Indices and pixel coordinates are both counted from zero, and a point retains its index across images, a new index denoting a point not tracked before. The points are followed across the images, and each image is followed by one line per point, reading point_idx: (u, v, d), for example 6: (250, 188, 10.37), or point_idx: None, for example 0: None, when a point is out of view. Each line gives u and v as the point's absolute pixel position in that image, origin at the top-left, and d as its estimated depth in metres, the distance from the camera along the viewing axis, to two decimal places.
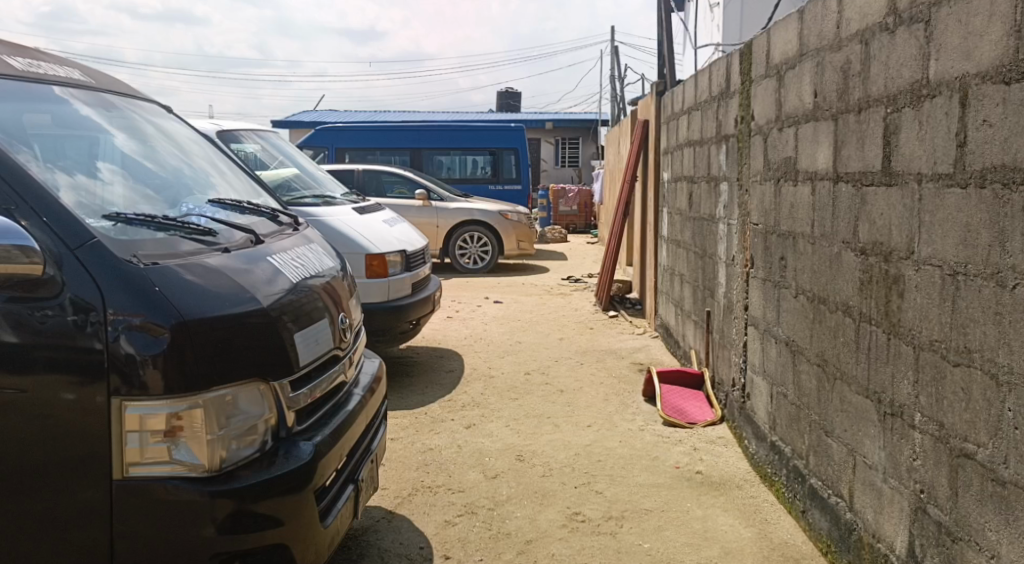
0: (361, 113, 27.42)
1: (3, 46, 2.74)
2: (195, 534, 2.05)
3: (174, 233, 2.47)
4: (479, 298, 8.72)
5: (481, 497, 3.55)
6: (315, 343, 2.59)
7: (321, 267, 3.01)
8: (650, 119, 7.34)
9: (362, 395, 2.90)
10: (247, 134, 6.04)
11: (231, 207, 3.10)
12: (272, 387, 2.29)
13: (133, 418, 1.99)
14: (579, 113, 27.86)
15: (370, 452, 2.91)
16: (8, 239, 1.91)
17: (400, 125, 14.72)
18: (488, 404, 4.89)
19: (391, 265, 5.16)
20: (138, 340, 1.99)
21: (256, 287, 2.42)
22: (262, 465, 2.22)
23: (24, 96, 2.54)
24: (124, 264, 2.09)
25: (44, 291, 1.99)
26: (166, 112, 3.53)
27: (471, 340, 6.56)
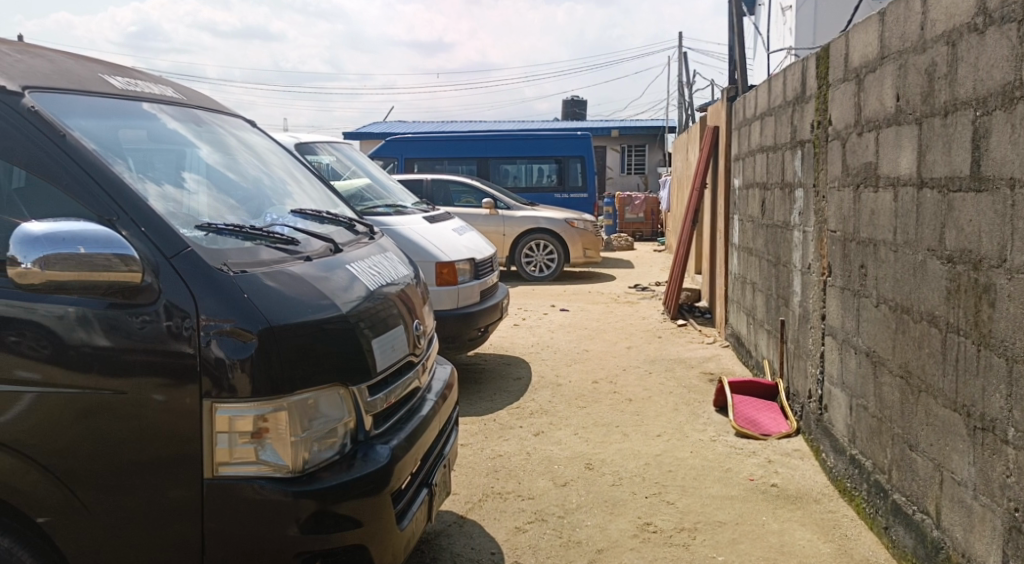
0: (428, 124, 27.87)
1: (104, 67, 2.92)
2: (281, 533, 2.13)
3: (259, 242, 2.57)
4: (546, 306, 8.74)
5: (551, 505, 3.55)
6: (391, 348, 2.65)
7: (396, 275, 3.08)
8: (720, 125, 7.23)
9: (434, 400, 2.95)
10: (324, 146, 6.22)
11: (310, 217, 3.21)
12: (350, 391, 2.35)
13: (223, 419, 2.09)
14: (646, 121, 27.64)
15: (443, 457, 2.95)
16: (111, 249, 2.04)
17: (467, 136, 14.91)
18: (556, 412, 4.89)
19: (460, 273, 5.24)
20: (228, 345, 2.09)
21: (335, 294, 2.50)
22: (342, 468, 2.28)
23: (120, 112, 2.69)
24: (215, 272, 2.18)
25: (142, 298, 2.10)
26: (248, 125, 3.68)
27: (538, 348, 6.58)
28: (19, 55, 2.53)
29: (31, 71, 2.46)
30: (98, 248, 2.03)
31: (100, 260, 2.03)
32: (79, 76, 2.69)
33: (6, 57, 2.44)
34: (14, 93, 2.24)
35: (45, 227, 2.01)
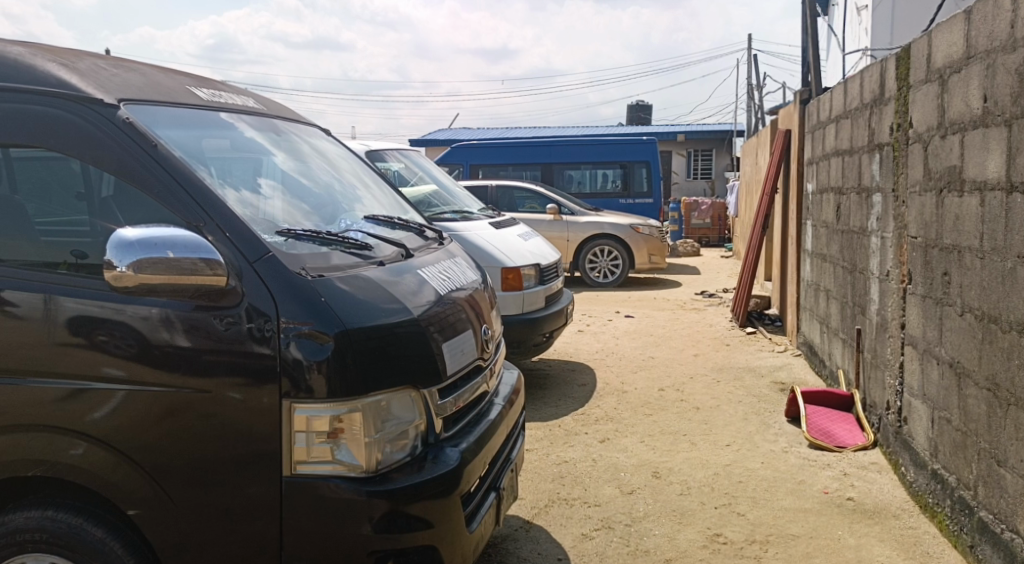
0: (492, 131, 28.09)
1: (192, 80, 3.07)
2: (355, 531, 2.17)
3: (335, 247, 2.64)
4: (611, 312, 8.68)
5: (618, 513, 3.53)
6: (461, 352, 2.68)
7: (465, 280, 3.12)
8: (792, 128, 7.06)
9: (502, 405, 2.97)
10: (393, 154, 6.33)
11: (382, 223, 3.28)
12: (421, 394, 2.39)
13: (301, 419, 2.16)
14: (713, 125, 27.23)
15: (510, 461, 2.97)
16: (198, 253, 2.13)
17: (531, 142, 14.97)
18: (622, 419, 4.86)
19: (525, 279, 5.26)
20: (306, 346, 2.16)
21: (407, 298, 2.55)
22: (413, 469, 2.32)
23: (206, 122, 2.81)
24: (295, 275, 2.25)
25: (227, 301, 2.19)
26: (322, 133, 3.79)
27: (603, 354, 6.55)
28: (115, 70, 2.67)
29: (125, 84, 2.59)
30: (185, 252, 2.12)
31: (186, 263, 2.12)
32: (169, 88, 2.82)
33: (103, 71, 2.58)
34: (111, 105, 2.36)
35: (139, 233, 2.12)
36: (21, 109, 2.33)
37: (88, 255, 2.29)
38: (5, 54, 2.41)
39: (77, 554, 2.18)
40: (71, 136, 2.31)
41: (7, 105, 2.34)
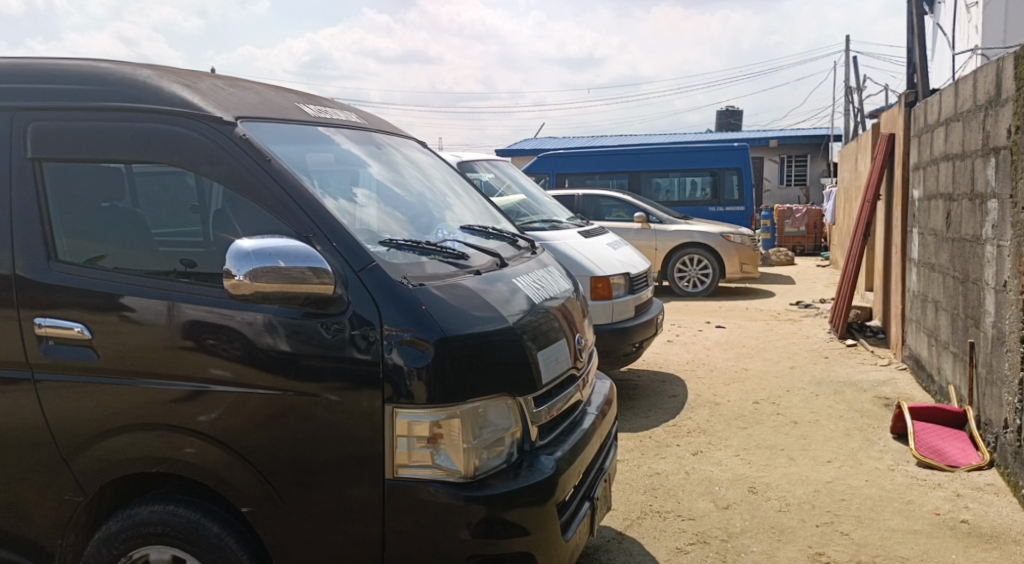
0: (578, 140, 28.10)
1: (300, 97, 3.22)
2: (454, 535, 2.21)
3: (433, 256, 2.70)
4: (700, 322, 8.51)
5: (713, 527, 3.45)
6: (555, 361, 2.70)
7: (557, 289, 3.13)
8: (896, 133, 6.77)
9: (595, 414, 2.97)
10: (483, 164, 6.43)
11: (477, 233, 3.34)
12: (518, 402, 2.42)
13: (402, 424, 2.22)
14: (807, 130, 26.38)
15: (604, 471, 2.95)
16: (307, 263, 2.22)
17: (618, 150, 14.89)
18: (715, 432, 4.76)
19: (615, 288, 5.23)
20: (408, 353, 2.22)
21: (503, 306, 2.58)
22: (510, 476, 2.34)
23: (314, 137, 2.94)
24: (398, 284, 2.32)
25: (334, 308, 2.27)
26: (418, 145, 3.90)
27: (694, 365, 6.43)
28: (232, 89, 2.83)
29: (241, 103, 2.74)
30: (296, 262, 2.22)
31: (296, 272, 2.22)
32: (280, 105, 2.97)
33: (222, 91, 2.74)
34: (230, 123, 2.50)
35: (255, 243, 2.24)
36: (147, 127, 2.48)
37: (197, 264, 2.43)
38: (135, 77, 2.58)
39: (197, 548, 2.31)
40: (193, 152, 2.46)
41: (135, 124, 2.49)
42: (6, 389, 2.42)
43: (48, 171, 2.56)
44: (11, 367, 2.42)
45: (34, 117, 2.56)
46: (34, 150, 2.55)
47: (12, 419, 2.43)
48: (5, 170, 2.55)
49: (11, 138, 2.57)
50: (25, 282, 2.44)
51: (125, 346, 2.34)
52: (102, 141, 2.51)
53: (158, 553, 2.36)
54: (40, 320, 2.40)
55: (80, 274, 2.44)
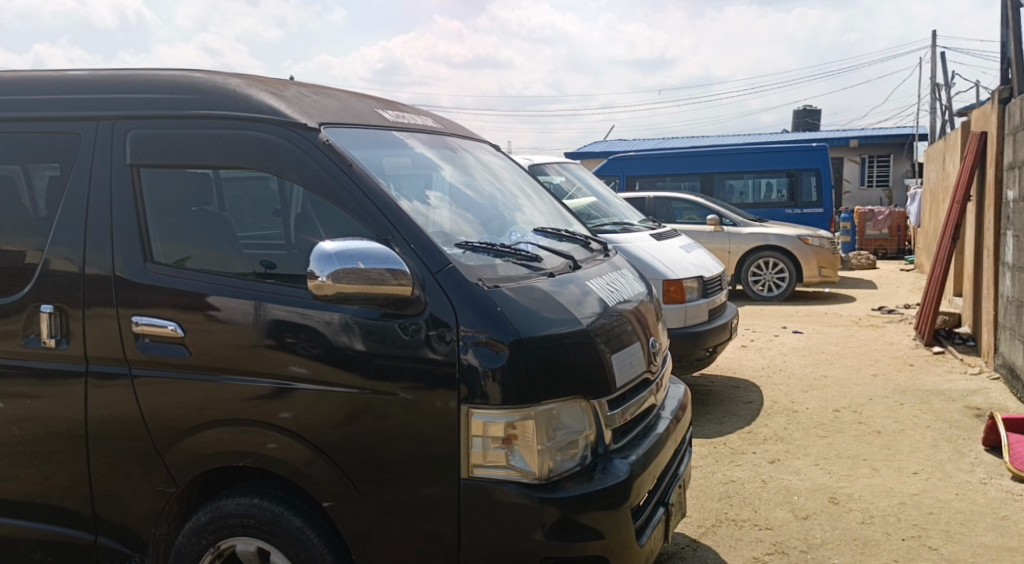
0: (649, 142, 27.80)
1: (379, 103, 3.31)
2: (528, 537, 2.22)
3: (507, 258, 2.72)
4: (776, 328, 8.29)
5: (792, 538, 3.36)
6: (629, 365, 2.68)
7: (631, 292, 3.11)
8: (989, 131, 6.46)
9: (669, 419, 2.93)
10: (554, 167, 6.44)
11: (550, 235, 3.35)
12: (591, 405, 2.41)
13: (478, 424, 2.25)
14: (890, 130, 25.40)
15: (678, 477, 2.91)
16: (386, 265, 2.27)
17: (690, 152, 14.67)
18: (793, 440, 4.62)
19: (688, 291, 5.16)
20: (483, 354, 2.24)
21: (577, 309, 2.58)
22: (583, 479, 2.33)
23: (393, 142, 3.00)
24: (475, 286, 2.34)
25: (411, 309, 2.31)
26: (491, 148, 3.95)
27: (770, 372, 6.27)
28: (315, 96, 2.92)
29: (324, 109, 2.83)
30: (375, 264, 2.27)
31: (375, 274, 2.27)
32: (360, 111, 3.05)
33: (306, 98, 2.83)
34: (313, 129, 2.59)
35: (337, 246, 2.31)
36: (236, 135, 2.59)
37: (277, 266, 2.51)
38: (226, 86, 2.69)
39: (280, 540, 2.39)
40: (279, 158, 2.55)
41: (225, 131, 2.60)
42: (106, 383, 2.55)
43: (144, 177, 2.68)
44: (110, 363, 2.55)
45: (132, 125, 2.70)
46: (132, 156, 2.68)
47: (111, 413, 2.56)
48: (105, 175, 2.68)
49: (110, 145, 2.70)
50: (123, 282, 2.56)
51: (214, 344, 2.44)
52: (195, 147, 2.62)
53: (244, 544, 2.46)
54: (138, 318, 2.52)
55: (173, 275, 2.55)
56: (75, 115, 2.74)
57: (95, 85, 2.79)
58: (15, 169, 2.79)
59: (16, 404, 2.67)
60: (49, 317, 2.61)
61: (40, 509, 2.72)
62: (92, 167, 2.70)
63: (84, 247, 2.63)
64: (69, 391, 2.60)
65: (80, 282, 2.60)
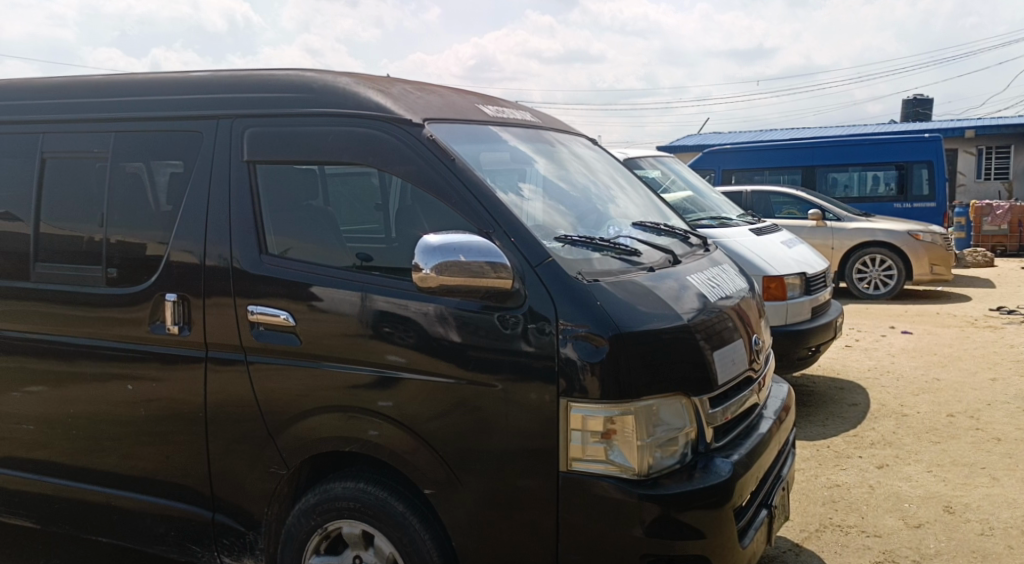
0: (746, 134, 27.01)
1: (481, 99, 3.37)
2: (627, 532, 2.20)
3: (606, 253, 2.70)
4: (884, 327, 7.92)
5: (904, 546, 3.21)
6: (731, 362, 2.61)
7: (732, 288, 3.04)
8: None
9: (772, 419, 2.85)
10: (649, 161, 6.38)
11: (648, 230, 3.31)
12: (692, 402, 2.37)
13: (577, 418, 2.25)
14: (1011, 119, 23.73)
15: (782, 479, 2.83)
16: (487, 258, 2.30)
17: (790, 144, 14.16)
18: (903, 444, 4.41)
19: (790, 288, 4.99)
20: (582, 348, 2.24)
21: (677, 304, 2.54)
22: (683, 477, 2.30)
23: (493, 137, 3.03)
24: (574, 279, 2.34)
25: (511, 302, 2.33)
26: (588, 142, 3.94)
27: (877, 373, 6.00)
28: (419, 93, 2.99)
29: (428, 105, 2.90)
30: (477, 257, 2.30)
31: (475, 266, 2.30)
32: (462, 107, 3.10)
33: (410, 95, 2.90)
34: (418, 125, 2.65)
35: (440, 239, 2.35)
36: (344, 131, 2.68)
37: (379, 259, 2.58)
38: (336, 84, 2.79)
39: (384, 524, 2.47)
40: (384, 153, 2.62)
41: (335, 128, 2.69)
42: (224, 369, 2.70)
43: (260, 173, 2.81)
44: (228, 350, 2.69)
45: (249, 124, 2.83)
46: (249, 153, 2.82)
47: (228, 397, 2.70)
48: (224, 171, 2.83)
49: (229, 143, 2.84)
50: (240, 273, 2.69)
51: (322, 333, 2.53)
52: (306, 144, 2.73)
53: (349, 526, 2.55)
54: (253, 307, 2.65)
55: (284, 266, 2.66)
56: (198, 115, 2.90)
57: (216, 85, 2.94)
58: (142, 167, 2.98)
59: (144, 387, 2.86)
60: (173, 305, 2.78)
61: (164, 485, 2.90)
62: (213, 164, 2.85)
63: (204, 240, 2.78)
64: (190, 375, 2.76)
65: (201, 273, 2.76)
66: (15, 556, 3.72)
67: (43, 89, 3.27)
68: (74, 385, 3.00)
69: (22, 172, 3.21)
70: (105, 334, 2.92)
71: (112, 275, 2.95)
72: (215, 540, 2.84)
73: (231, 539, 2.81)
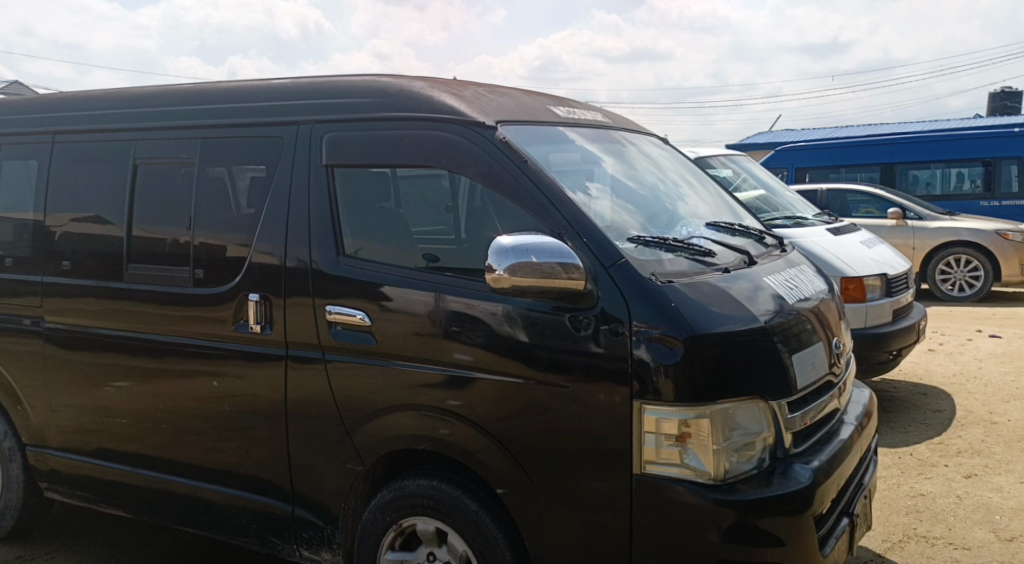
0: (820, 131, 26.24)
1: (552, 100, 3.38)
2: (703, 537, 2.17)
3: (680, 253, 2.66)
4: (970, 331, 7.57)
5: (994, 560, 3.06)
6: (809, 366, 2.55)
7: (811, 290, 2.96)
8: None
9: (854, 425, 2.76)
10: (720, 159, 6.27)
11: (722, 230, 3.26)
12: (770, 406, 2.32)
13: (651, 420, 2.22)
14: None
15: (864, 487, 2.74)
16: (559, 258, 2.28)
17: (868, 140, 13.70)
18: (992, 453, 4.20)
19: (870, 290, 4.83)
20: (657, 350, 2.21)
21: (754, 305, 2.48)
22: (761, 483, 2.25)
23: (564, 138, 3.04)
24: (648, 280, 2.32)
25: (583, 303, 2.33)
26: (658, 142, 3.91)
27: (963, 379, 5.74)
28: (493, 95, 3.02)
29: (501, 107, 2.92)
30: (549, 257, 2.29)
31: (548, 267, 2.29)
32: (534, 109, 3.12)
33: (483, 97, 2.93)
34: (490, 127, 2.67)
35: (513, 240, 2.35)
36: (420, 134, 2.73)
37: (451, 260, 2.61)
38: (411, 88, 2.84)
39: (457, 522, 2.50)
40: (458, 155, 2.66)
41: (410, 132, 2.74)
42: (303, 367, 2.78)
43: (337, 176, 2.88)
44: (307, 348, 2.77)
45: (328, 128, 2.91)
46: (328, 157, 2.89)
47: (307, 394, 2.78)
48: (304, 175, 2.91)
49: (308, 147, 2.92)
50: (319, 274, 2.77)
51: (397, 333, 2.58)
52: (382, 148, 2.79)
53: (424, 523, 2.59)
54: (331, 307, 2.72)
55: (360, 266, 2.72)
56: (278, 121, 3.00)
57: (297, 91, 3.03)
58: (227, 172, 3.09)
59: (228, 383, 2.97)
60: (255, 305, 2.88)
61: (246, 478, 3.00)
62: (293, 168, 2.94)
63: (285, 242, 2.87)
64: (271, 373, 2.85)
65: (282, 273, 2.85)
66: (108, 544, 3.90)
67: (135, 99, 3.43)
68: (163, 381, 3.14)
69: (117, 178, 3.38)
70: (192, 332, 3.05)
71: (199, 276, 3.06)
72: (295, 533, 2.92)
73: (309, 533, 2.88)
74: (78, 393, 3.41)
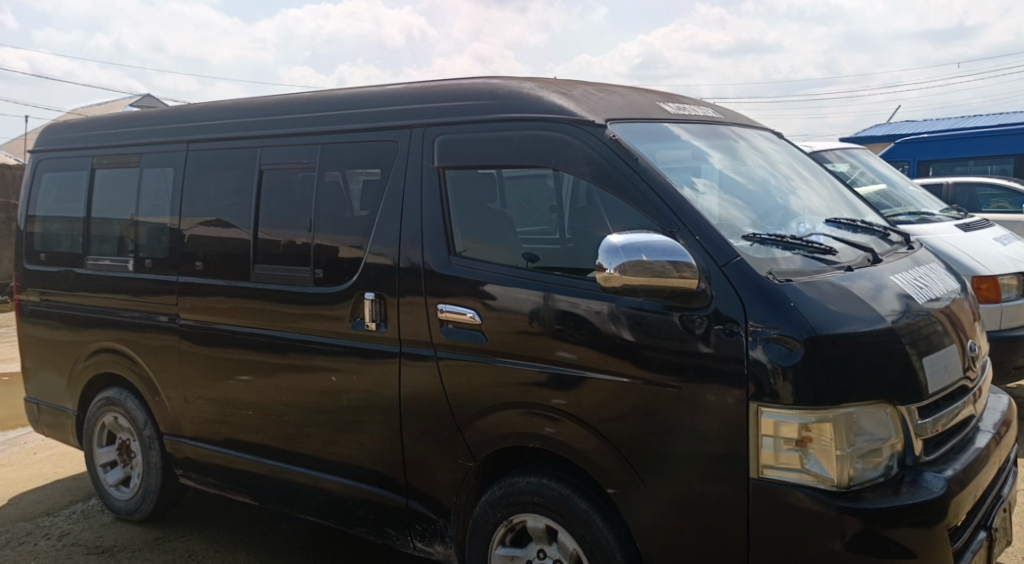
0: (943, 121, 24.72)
1: (661, 97, 3.34)
2: (825, 546, 2.08)
3: (798, 251, 2.56)
4: None
5: None
6: (942, 370, 2.40)
7: (941, 289, 2.78)
8: None
9: (992, 434, 2.58)
10: (835, 154, 6.02)
11: (843, 227, 3.12)
12: (898, 411, 2.20)
13: (769, 423, 2.15)
14: None
15: (1003, 500, 2.55)
16: (671, 257, 2.25)
17: (1000, 130, 12.78)
18: None
19: (1005, 289, 4.51)
20: (775, 351, 2.14)
21: (880, 305, 2.36)
22: (889, 491, 2.13)
23: (675, 135, 2.99)
24: (765, 279, 2.24)
25: (697, 302, 2.28)
26: (772, 136, 3.79)
27: None
28: (602, 94, 3.01)
29: (610, 105, 2.91)
30: (660, 256, 2.25)
31: (659, 266, 2.25)
32: (644, 106, 3.09)
33: (593, 96, 2.93)
34: (599, 125, 2.66)
35: (624, 240, 2.31)
36: (528, 134, 2.75)
37: (560, 258, 2.61)
38: (520, 90, 2.87)
39: (568, 520, 2.51)
40: (566, 153, 2.66)
41: (519, 132, 2.77)
42: (416, 364, 2.86)
43: (449, 178, 2.95)
44: (420, 346, 2.85)
45: (439, 132, 2.98)
46: (440, 160, 2.96)
47: (419, 390, 2.86)
48: (418, 178, 2.99)
49: (421, 150, 3.00)
50: (431, 273, 2.84)
51: (506, 331, 2.61)
52: (492, 149, 2.83)
53: (534, 520, 2.61)
54: (443, 306, 2.78)
55: (471, 266, 2.77)
56: (393, 125, 3.09)
57: (410, 96, 3.12)
58: (345, 176, 3.21)
59: (345, 378, 3.09)
60: (371, 303, 2.99)
61: (362, 470, 3.12)
62: (407, 171, 3.03)
63: (398, 242, 2.96)
64: (386, 369, 2.95)
65: (396, 273, 2.94)
66: (236, 529, 4.14)
67: (261, 108, 3.63)
68: (286, 376, 3.30)
69: (245, 184, 3.59)
70: (313, 330, 3.19)
71: (319, 275, 3.19)
72: (409, 525, 3.00)
73: (423, 525, 2.96)
74: (209, 386, 3.64)
